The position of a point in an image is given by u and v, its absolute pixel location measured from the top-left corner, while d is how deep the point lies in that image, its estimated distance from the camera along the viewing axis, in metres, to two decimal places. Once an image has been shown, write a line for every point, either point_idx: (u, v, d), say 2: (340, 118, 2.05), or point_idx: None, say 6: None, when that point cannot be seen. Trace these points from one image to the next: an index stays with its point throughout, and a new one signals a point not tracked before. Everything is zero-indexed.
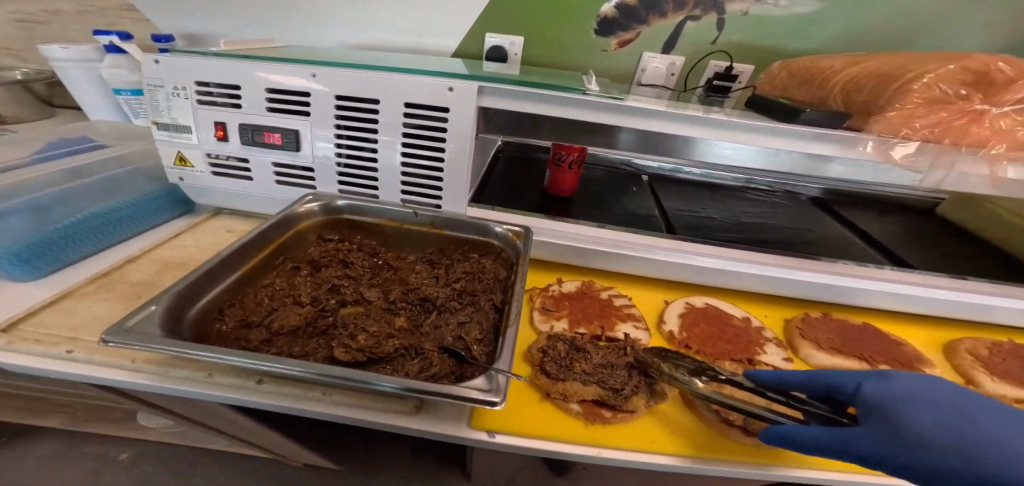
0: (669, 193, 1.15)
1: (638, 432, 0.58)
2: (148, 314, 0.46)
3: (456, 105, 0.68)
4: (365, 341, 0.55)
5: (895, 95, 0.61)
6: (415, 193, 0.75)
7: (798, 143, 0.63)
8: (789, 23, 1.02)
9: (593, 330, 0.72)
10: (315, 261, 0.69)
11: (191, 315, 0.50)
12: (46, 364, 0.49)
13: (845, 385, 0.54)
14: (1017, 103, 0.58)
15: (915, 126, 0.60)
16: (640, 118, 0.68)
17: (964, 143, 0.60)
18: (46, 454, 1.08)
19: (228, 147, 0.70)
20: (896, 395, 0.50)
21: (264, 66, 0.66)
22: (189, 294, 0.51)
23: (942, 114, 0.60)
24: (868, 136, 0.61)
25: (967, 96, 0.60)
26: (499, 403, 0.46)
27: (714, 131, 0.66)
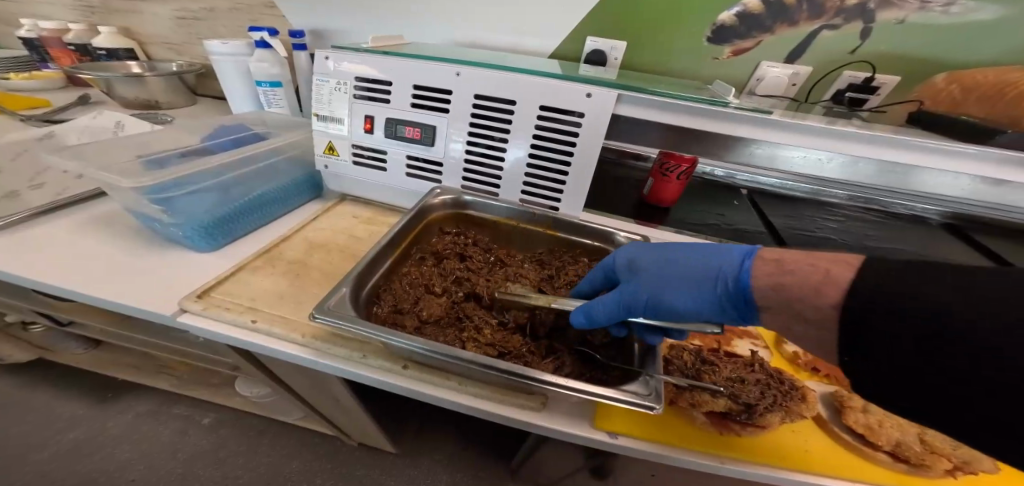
0: (774, 209, 1.08)
1: (771, 449, 0.55)
2: (343, 296, 0.52)
3: (591, 110, 0.68)
4: (492, 336, 0.58)
5: None
6: (533, 195, 0.77)
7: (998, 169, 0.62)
8: (951, 33, 0.92)
9: (709, 344, 0.69)
10: (439, 253, 0.72)
11: (362, 299, 0.55)
12: (238, 332, 0.56)
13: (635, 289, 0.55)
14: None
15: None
16: (790, 131, 0.65)
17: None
18: (141, 412, 1.23)
19: (371, 139, 0.76)
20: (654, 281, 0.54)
21: (416, 66, 0.70)
22: (361, 278, 0.56)
23: None
24: None
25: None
26: (658, 409, 0.45)
27: (876, 149, 0.62)
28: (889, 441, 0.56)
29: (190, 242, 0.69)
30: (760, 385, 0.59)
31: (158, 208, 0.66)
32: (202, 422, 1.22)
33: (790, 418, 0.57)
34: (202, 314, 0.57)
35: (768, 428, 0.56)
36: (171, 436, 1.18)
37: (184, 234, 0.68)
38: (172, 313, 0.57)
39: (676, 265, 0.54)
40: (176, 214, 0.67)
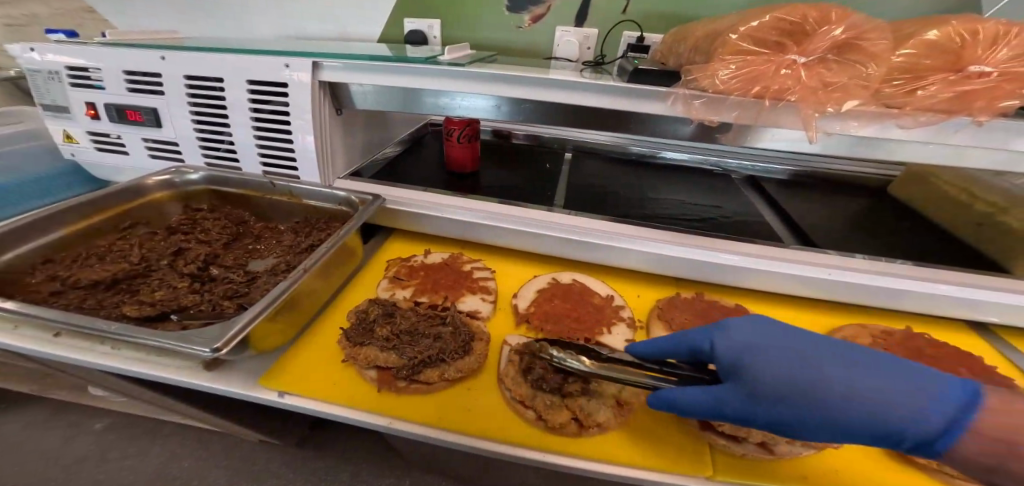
0: (585, 168, 1.10)
1: (432, 406, 0.56)
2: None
3: (294, 79, 0.69)
4: (161, 296, 0.58)
5: (715, 48, 0.58)
6: (274, 165, 0.77)
7: (626, 103, 0.61)
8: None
9: (434, 300, 0.71)
10: (172, 227, 0.73)
11: None
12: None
13: (702, 343, 0.51)
14: (831, 49, 0.51)
15: (718, 77, 0.55)
16: (468, 82, 0.68)
17: (771, 94, 0.54)
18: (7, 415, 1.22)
19: (100, 125, 0.76)
20: (743, 344, 0.48)
21: (119, 52, 0.71)
22: None
23: (753, 64, 0.54)
24: (676, 91, 0.58)
25: (779, 47, 0.53)
26: (215, 349, 0.43)
27: (558, 94, 0.65)
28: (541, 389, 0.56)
29: None
30: (434, 339, 0.61)
31: None
32: (84, 426, 1.20)
33: (452, 373, 0.58)
34: None
35: (432, 385, 0.57)
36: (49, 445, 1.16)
37: None
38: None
39: (753, 355, 0.47)
40: None
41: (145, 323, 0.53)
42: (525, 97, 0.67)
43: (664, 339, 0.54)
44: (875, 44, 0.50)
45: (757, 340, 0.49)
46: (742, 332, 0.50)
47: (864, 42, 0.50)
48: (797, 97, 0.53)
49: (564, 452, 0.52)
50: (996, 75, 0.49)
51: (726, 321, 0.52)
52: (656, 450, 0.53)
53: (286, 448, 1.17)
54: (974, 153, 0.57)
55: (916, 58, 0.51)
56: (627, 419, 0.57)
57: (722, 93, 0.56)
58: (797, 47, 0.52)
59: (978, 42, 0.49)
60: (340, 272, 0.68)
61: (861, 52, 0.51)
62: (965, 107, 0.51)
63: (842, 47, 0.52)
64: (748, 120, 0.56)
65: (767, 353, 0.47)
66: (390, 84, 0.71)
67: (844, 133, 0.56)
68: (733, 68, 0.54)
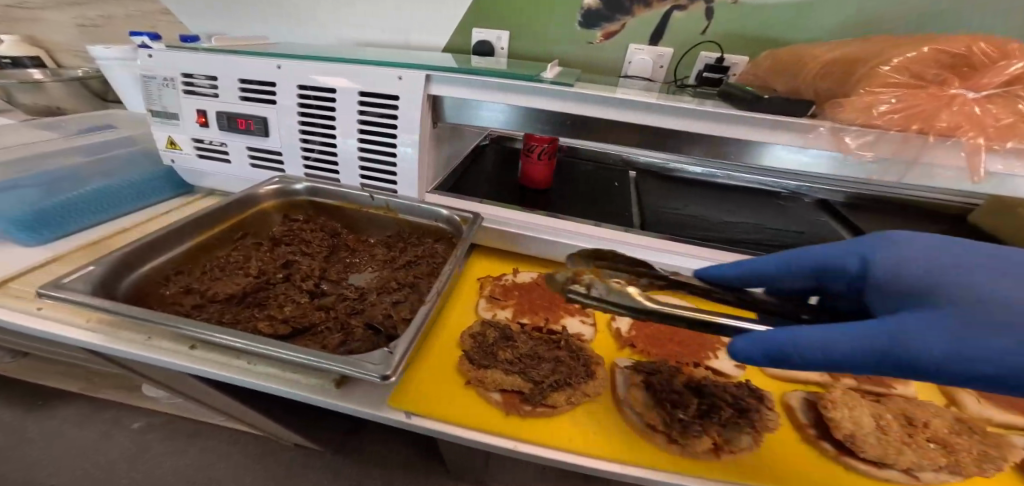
0: (655, 189, 1.10)
1: (559, 429, 0.55)
2: (88, 273, 0.52)
3: (405, 92, 0.70)
4: (288, 312, 0.59)
5: (861, 79, 0.57)
6: (373, 179, 0.77)
7: (758, 131, 0.59)
8: (786, 10, 0.94)
9: (535, 321, 0.71)
10: (274, 238, 0.73)
11: (131, 280, 0.56)
12: (15, 316, 0.56)
13: (846, 264, 0.46)
14: (999, 86, 0.51)
15: (876, 109, 0.54)
16: (579, 103, 0.67)
17: (936, 131, 0.53)
18: (67, 416, 1.22)
19: (207, 132, 0.78)
20: (928, 269, 0.41)
21: (239, 59, 0.72)
22: (129, 260, 0.56)
23: (911, 97, 0.53)
24: (821, 123, 0.57)
25: (940, 81, 0.53)
26: (390, 377, 0.45)
27: (675, 121, 0.62)
28: (674, 413, 0.55)
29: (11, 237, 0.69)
30: (555, 362, 0.62)
31: None
32: (134, 427, 1.19)
33: (578, 397, 0.58)
34: None
35: (557, 407, 0.57)
36: (105, 447, 1.15)
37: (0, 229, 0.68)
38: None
39: (927, 273, 0.41)
40: None
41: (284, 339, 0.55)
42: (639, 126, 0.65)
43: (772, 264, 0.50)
44: None
45: (938, 266, 0.41)
46: (916, 251, 0.43)
47: None
48: (968, 135, 0.52)
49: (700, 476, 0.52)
50: None
51: (892, 239, 0.45)
52: (792, 478, 0.53)
53: (340, 461, 1.16)
54: None
55: None
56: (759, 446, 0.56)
57: (876, 127, 0.55)
58: (964, 82, 0.52)
59: None
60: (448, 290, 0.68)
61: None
62: None
63: (1013, 85, 0.51)
64: (904, 158, 0.55)
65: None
66: (496, 102, 0.70)
67: (1009, 173, 0.54)
68: (892, 102, 0.53)
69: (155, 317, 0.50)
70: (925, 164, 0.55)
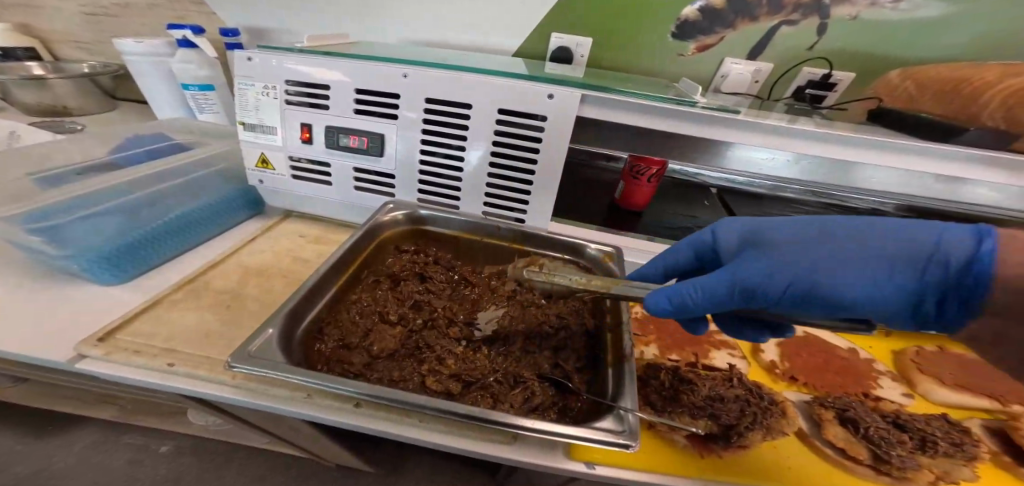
0: (746, 207, 1.06)
1: (766, 472, 0.52)
2: (268, 339, 0.43)
3: (554, 113, 0.61)
4: (456, 366, 0.52)
5: None
6: (498, 206, 0.70)
7: (965, 166, 0.58)
8: (901, 29, 0.93)
9: (686, 358, 0.67)
10: (394, 275, 0.64)
11: (299, 336, 0.47)
12: (148, 378, 0.46)
13: (705, 237, 0.56)
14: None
15: None
16: (763, 133, 0.61)
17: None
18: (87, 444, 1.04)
19: (312, 150, 0.65)
20: (748, 232, 0.51)
21: (355, 66, 0.60)
22: (295, 313, 0.48)
23: None
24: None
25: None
26: (635, 447, 0.42)
27: (859, 152, 0.59)
28: (887, 449, 0.53)
29: (87, 274, 0.57)
30: (739, 401, 0.57)
31: (40, 239, 0.53)
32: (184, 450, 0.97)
33: (772, 435, 0.54)
34: (106, 361, 0.47)
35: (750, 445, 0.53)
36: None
37: (77, 266, 0.56)
38: (66, 360, 0.46)
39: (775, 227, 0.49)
40: (65, 244, 0.55)
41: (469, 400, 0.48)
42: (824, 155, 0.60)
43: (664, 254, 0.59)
44: None
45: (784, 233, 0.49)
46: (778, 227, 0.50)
47: None
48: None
49: None
50: None
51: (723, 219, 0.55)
52: None
53: None
54: None
55: None
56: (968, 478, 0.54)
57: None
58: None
59: None
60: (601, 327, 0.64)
61: None
62: None
63: None
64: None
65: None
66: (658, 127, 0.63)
67: None
68: None
69: (358, 388, 0.42)
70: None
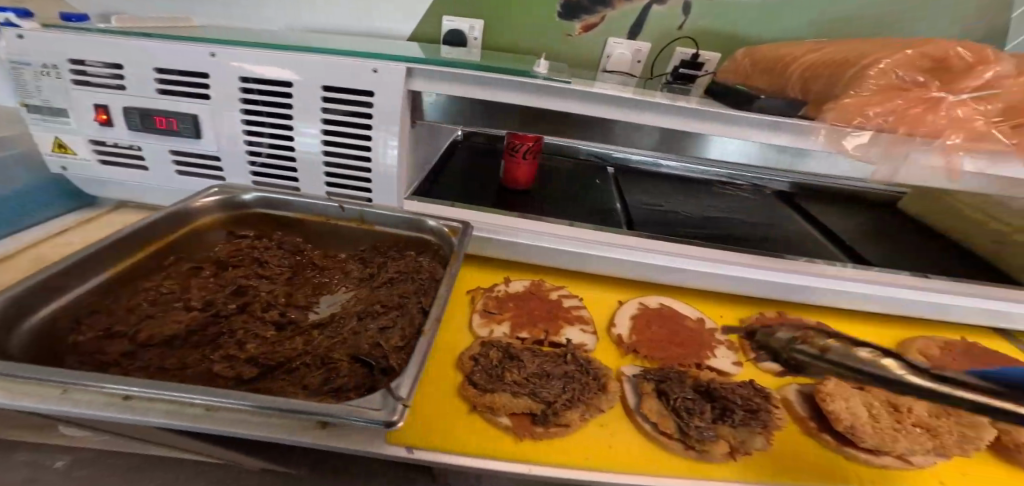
0: (634, 185, 1.08)
1: (580, 449, 0.51)
2: None
3: (381, 89, 0.57)
4: (255, 350, 0.47)
5: (850, 82, 0.53)
6: (343, 187, 0.65)
7: (749, 132, 0.57)
8: (753, 10, 0.97)
9: (535, 335, 0.65)
10: (220, 261, 0.60)
11: (29, 328, 0.42)
12: None
13: None
14: (976, 90, 0.50)
15: (867, 115, 0.52)
16: (590, 101, 0.60)
17: (919, 133, 0.51)
18: None
19: (111, 133, 0.61)
20: None
21: (151, 43, 0.55)
22: (24, 300, 0.42)
23: (899, 102, 0.51)
24: (820, 125, 0.53)
25: (921, 84, 0.51)
26: (398, 423, 0.35)
27: (672, 121, 0.58)
28: (691, 423, 0.53)
29: None
30: (564, 378, 0.56)
31: None
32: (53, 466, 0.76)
33: (590, 413, 0.54)
34: None
35: (571, 425, 0.52)
36: None
37: None
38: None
39: None
40: None
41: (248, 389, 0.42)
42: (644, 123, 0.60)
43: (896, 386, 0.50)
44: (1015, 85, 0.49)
45: None
46: None
47: (1008, 83, 0.49)
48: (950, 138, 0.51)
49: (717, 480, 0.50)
50: None
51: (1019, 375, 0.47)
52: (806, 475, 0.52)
53: None
54: None
55: None
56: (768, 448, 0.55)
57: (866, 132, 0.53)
58: (942, 86, 0.50)
59: None
60: None
61: (1000, 94, 0.49)
62: None
63: (985, 89, 0.50)
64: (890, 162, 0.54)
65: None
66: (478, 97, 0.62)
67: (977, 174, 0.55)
68: (877, 110, 0.51)
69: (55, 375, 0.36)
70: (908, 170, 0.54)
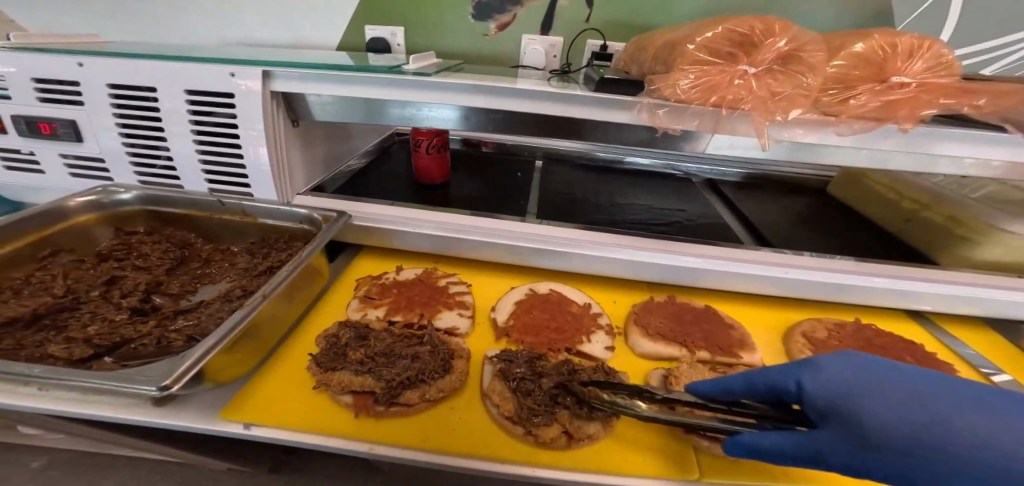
0: (555, 176, 1.10)
1: (411, 426, 0.53)
2: None
3: (241, 92, 0.63)
4: (96, 330, 0.52)
5: (673, 57, 0.60)
6: (222, 184, 0.70)
7: (591, 111, 0.63)
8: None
9: (408, 318, 0.67)
10: (100, 254, 0.65)
11: None
12: None
13: (787, 386, 0.46)
14: (773, 60, 0.55)
15: (679, 87, 0.57)
16: (435, 91, 0.66)
17: (726, 103, 0.57)
18: None
19: (8, 139, 0.67)
20: (843, 387, 0.43)
21: (27, 57, 0.61)
22: None
23: (710, 74, 0.57)
24: (641, 101, 0.60)
25: (732, 57, 0.57)
26: (168, 387, 0.38)
27: (521, 104, 0.64)
28: (524, 403, 0.54)
29: None
30: (413, 358, 0.58)
31: None
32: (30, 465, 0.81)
33: (431, 394, 0.55)
34: None
35: (412, 407, 0.54)
36: None
37: None
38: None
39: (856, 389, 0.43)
40: None
41: (70, 364, 0.47)
42: (503, 108, 0.66)
43: (731, 379, 0.51)
44: (813, 55, 0.54)
45: (858, 382, 0.43)
46: (836, 373, 0.44)
47: (804, 54, 0.54)
48: (749, 107, 0.57)
49: (544, 465, 0.50)
50: (914, 86, 0.55)
51: (814, 359, 0.46)
52: (640, 460, 0.52)
53: None
54: (905, 156, 0.63)
55: (844, 69, 0.56)
56: (609, 431, 0.55)
57: (682, 103, 0.58)
58: (747, 58, 0.56)
59: (897, 56, 0.54)
60: (308, 292, 0.64)
61: (801, 63, 0.55)
62: (892, 116, 0.56)
63: (786, 58, 0.55)
64: (707, 129, 0.60)
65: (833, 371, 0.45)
66: (338, 93, 0.67)
67: (791, 139, 0.61)
68: (692, 78, 0.57)
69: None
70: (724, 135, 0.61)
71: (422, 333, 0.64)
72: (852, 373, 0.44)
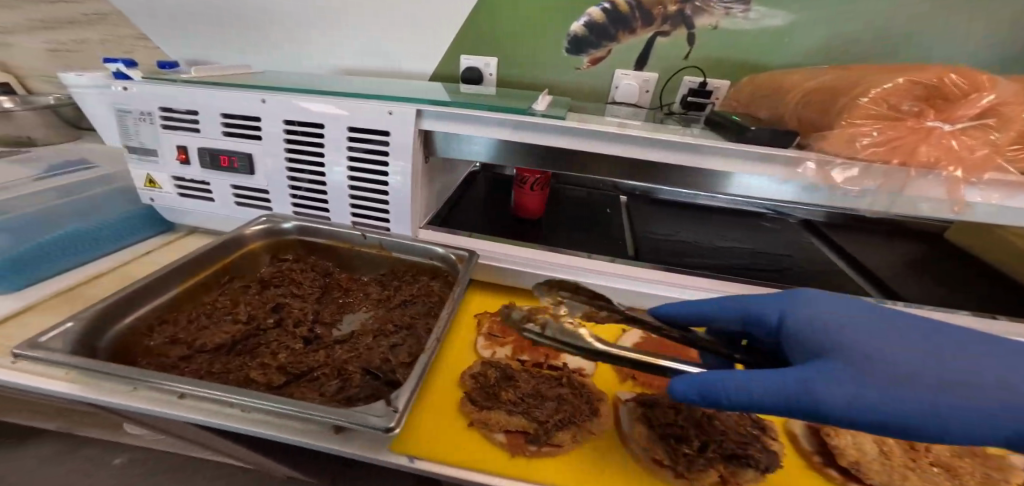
0: (645, 214, 1.11)
1: (568, 467, 0.54)
2: (66, 330, 0.49)
3: (396, 128, 0.68)
4: (285, 359, 0.58)
5: (842, 109, 0.58)
6: (364, 216, 0.76)
7: (745, 166, 0.60)
8: (757, 34, 0.98)
9: (536, 357, 0.70)
10: (264, 280, 0.71)
11: (113, 334, 0.53)
12: None
13: (767, 315, 0.50)
14: (972, 117, 0.52)
15: (858, 144, 0.55)
16: (566, 140, 0.66)
17: (914, 163, 0.55)
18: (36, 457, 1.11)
19: (190, 170, 0.74)
20: (817, 319, 0.47)
21: (220, 95, 0.69)
22: (109, 313, 0.53)
23: (890, 131, 0.54)
24: (807, 155, 0.58)
25: (915, 111, 0.54)
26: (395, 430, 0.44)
27: (662, 155, 0.63)
28: (678, 448, 0.55)
29: None
30: (558, 399, 0.60)
31: None
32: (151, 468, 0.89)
33: (580, 434, 0.57)
34: None
35: (562, 446, 0.55)
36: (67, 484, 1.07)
37: None
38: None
39: (880, 348, 0.43)
40: None
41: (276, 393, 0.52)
42: (642, 159, 0.64)
43: (704, 305, 0.56)
44: (1015, 109, 0.51)
45: (865, 324, 0.46)
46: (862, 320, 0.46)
47: (1008, 108, 0.51)
48: (947, 167, 0.53)
49: None
50: None
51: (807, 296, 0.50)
52: None
53: None
54: None
55: None
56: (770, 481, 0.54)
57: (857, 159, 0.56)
58: (939, 113, 0.53)
59: None
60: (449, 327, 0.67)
61: (1000, 118, 0.52)
62: None
63: (986, 114, 0.52)
64: (892, 189, 0.57)
65: (857, 330, 0.45)
66: (477, 133, 0.69)
67: (991, 204, 0.56)
68: (874, 135, 0.54)
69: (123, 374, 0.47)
70: (909, 197, 0.57)
71: (556, 373, 0.66)
72: (801, 307, 0.49)
